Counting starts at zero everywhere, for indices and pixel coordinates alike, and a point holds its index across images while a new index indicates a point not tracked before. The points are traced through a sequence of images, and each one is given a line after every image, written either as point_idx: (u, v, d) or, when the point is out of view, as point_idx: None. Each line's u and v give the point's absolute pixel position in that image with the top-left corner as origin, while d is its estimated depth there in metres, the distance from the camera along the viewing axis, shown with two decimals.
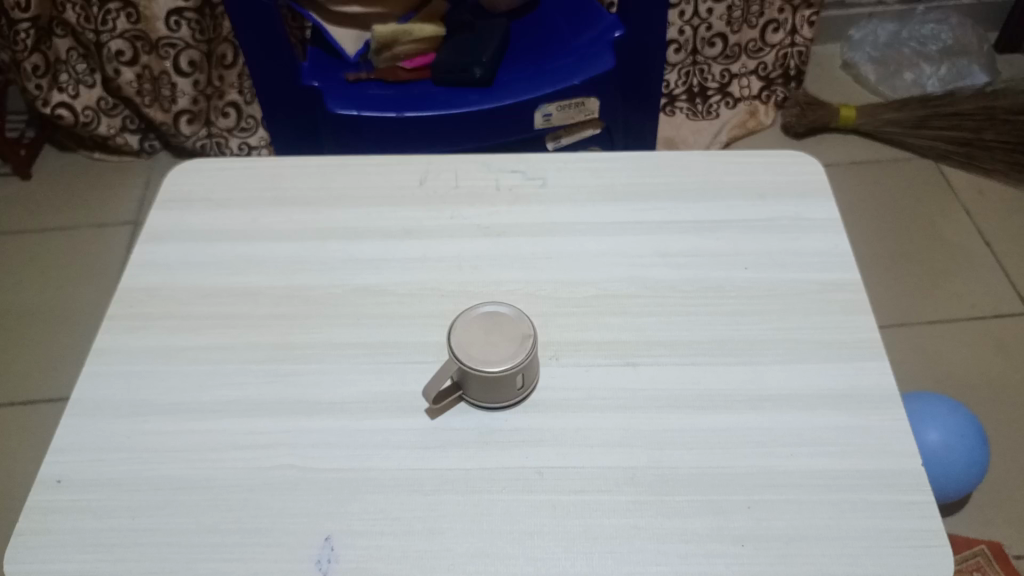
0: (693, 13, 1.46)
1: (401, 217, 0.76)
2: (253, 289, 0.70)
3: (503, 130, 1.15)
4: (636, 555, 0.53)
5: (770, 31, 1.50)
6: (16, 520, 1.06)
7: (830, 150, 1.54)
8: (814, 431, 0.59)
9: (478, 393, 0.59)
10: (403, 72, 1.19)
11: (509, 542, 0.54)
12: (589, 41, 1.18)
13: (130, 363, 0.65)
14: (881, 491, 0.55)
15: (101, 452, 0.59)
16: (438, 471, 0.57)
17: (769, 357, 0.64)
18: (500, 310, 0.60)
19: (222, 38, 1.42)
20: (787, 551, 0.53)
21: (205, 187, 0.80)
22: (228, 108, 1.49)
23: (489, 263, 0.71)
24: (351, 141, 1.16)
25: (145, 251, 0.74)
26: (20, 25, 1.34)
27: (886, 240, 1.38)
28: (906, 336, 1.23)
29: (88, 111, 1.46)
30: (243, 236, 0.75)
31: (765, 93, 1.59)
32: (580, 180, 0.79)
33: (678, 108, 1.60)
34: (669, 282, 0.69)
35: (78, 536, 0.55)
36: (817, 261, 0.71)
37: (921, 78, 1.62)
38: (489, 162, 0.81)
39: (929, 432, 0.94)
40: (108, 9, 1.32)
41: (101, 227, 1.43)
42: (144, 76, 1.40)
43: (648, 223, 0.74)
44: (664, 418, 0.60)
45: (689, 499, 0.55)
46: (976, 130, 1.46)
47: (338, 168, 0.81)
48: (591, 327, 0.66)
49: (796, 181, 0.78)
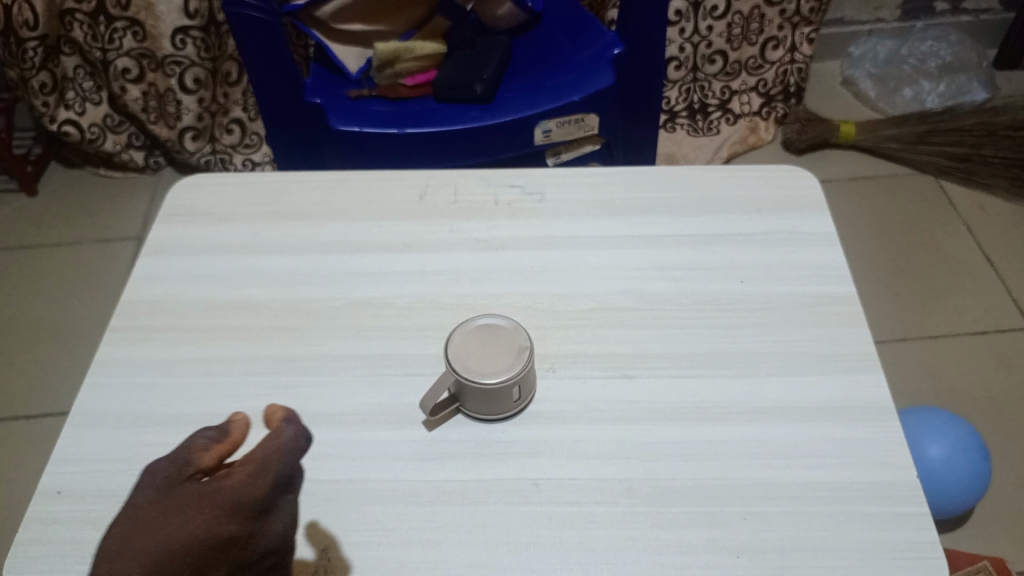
0: (693, 30, 1.48)
1: (401, 231, 0.77)
2: (253, 302, 0.71)
3: (503, 147, 1.16)
4: (632, 566, 0.53)
5: (769, 48, 1.53)
6: (22, 515, 1.08)
7: (829, 166, 1.55)
8: (810, 443, 0.59)
9: (475, 405, 0.60)
10: (404, 89, 1.20)
11: (504, 553, 0.54)
12: (590, 59, 1.20)
13: (132, 376, 0.65)
14: (876, 503, 0.55)
15: (102, 463, 0.60)
16: (436, 483, 0.58)
17: (765, 370, 0.64)
18: (495, 322, 0.60)
19: (227, 56, 1.44)
20: (782, 563, 0.53)
21: (207, 203, 0.81)
22: (232, 125, 1.51)
23: (488, 277, 0.72)
24: (353, 157, 1.17)
25: (147, 264, 0.75)
26: (27, 43, 1.35)
27: (884, 254, 1.38)
28: (905, 351, 1.24)
29: (94, 127, 1.47)
30: (244, 250, 0.76)
31: (765, 109, 1.60)
32: (578, 195, 0.80)
33: (679, 125, 1.60)
34: (666, 296, 0.70)
35: (75, 547, 0.55)
36: (814, 274, 0.71)
37: (921, 95, 1.63)
38: (488, 178, 0.82)
39: (929, 446, 0.94)
40: (114, 28, 1.35)
41: (106, 241, 1.45)
42: (150, 93, 1.43)
43: (645, 236, 0.75)
44: (661, 430, 0.60)
45: (685, 511, 0.56)
46: (976, 146, 1.46)
47: (340, 183, 0.82)
48: (589, 339, 0.66)
49: (791, 195, 0.79)
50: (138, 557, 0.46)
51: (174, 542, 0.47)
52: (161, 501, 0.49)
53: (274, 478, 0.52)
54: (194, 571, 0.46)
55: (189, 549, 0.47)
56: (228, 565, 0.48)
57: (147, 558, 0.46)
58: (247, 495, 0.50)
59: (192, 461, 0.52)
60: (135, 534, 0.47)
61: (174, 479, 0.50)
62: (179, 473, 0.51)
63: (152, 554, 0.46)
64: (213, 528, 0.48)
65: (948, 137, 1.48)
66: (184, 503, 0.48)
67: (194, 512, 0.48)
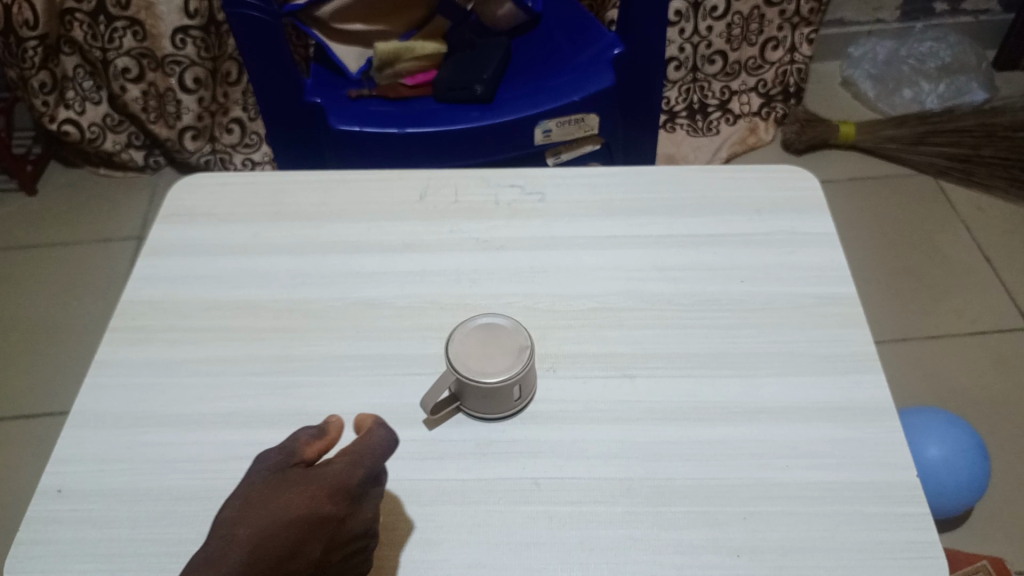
0: (693, 30, 1.48)
1: (401, 231, 0.77)
2: (253, 302, 0.71)
3: (503, 147, 1.16)
4: (632, 566, 0.53)
5: (769, 49, 1.53)
6: (20, 516, 1.08)
7: (828, 166, 1.55)
8: (809, 443, 0.59)
9: (475, 404, 0.60)
10: (404, 89, 1.20)
11: (505, 553, 0.54)
12: (590, 59, 1.20)
13: (132, 376, 0.65)
14: (874, 503, 0.55)
15: (103, 463, 0.60)
16: (436, 483, 0.58)
17: (765, 371, 0.64)
18: (496, 322, 0.60)
19: (228, 55, 1.44)
20: (781, 563, 0.53)
21: (207, 203, 0.81)
22: (231, 124, 1.51)
23: (488, 277, 0.72)
24: (352, 157, 1.17)
25: (147, 264, 0.75)
26: (27, 43, 1.35)
27: (884, 255, 1.38)
28: (904, 351, 1.24)
29: (94, 127, 1.47)
30: (244, 250, 0.76)
31: (765, 110, 1.60)
32: (578, 195, 0.80)
33: (679, 125, 1.60)
34: (666, 297, 0.70)
35: (76, 546, 0.55)
36: (814, 275, 0.71)
37: (920, 96, 1.63)
38: (488, 178, 0.82)
39: (928, 447, 0.94)
40: (114, 27, 1.35)
41: (107, 241, 1.45)
42: (150, 92, 1.43)
43: (645, 237, 0.75)
44: (661, 430, 0.60)
45: (686, 511, 0.56)
46: (975, 147, 1.47)
47: (340, 183, 0.82)
48: (589, 339, 0.66)
49: (791, 196, 0.79)
50: (243, 530, 0.45)
51: (280, 517, 0.46)
52: (269, 481, 0.48)
53: (372, 466, 0.51)
54: (293, 547, 0.45)
55: (289, 526, 0.46)
56: (323, 547, 0.47)
57: (252, 532, 0.45)
58: (347, 480, 0.49)
59: (295, 451, 0.51)
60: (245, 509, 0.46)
61: (278, 466, 0.50)
62: (283, 461, 0.50)
63: (258, 527, 0.45)
64: (314, 509, 0.47)
65: (947, 137, 1.49)
66: (288, 486, 0.48)
67: (297, 492, 0.48)
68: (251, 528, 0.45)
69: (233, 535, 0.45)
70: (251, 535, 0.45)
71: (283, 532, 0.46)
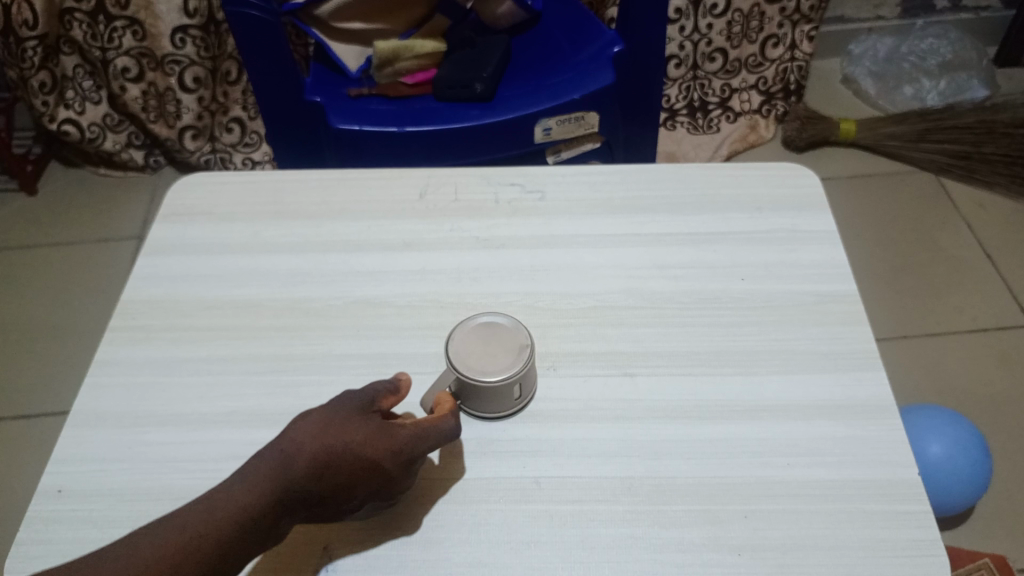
0: (693, 28, 1.48)
1: (401, 230, 0.77)
2: (253, 302, 0.71)
3: (503, 145, 1.16)
4: (634, 564, 0.53)
5: (769, 46, 1.53)
6: (21, 517, 1.08)
7: (829, 164, 1.55)
8: (811, 441, 0.59)
9: (475, 404, 0.60)
10: (404, 88, 1.20)
11: (505, 552, 0.54)
12: (589, 57, 1.19)
13: (132, 376, 0.65)
14: (875, 501, 0.55)
15: (103, 463, 0.60)
16: (436, 482, 0.57)
17: (766, 369, 0.64)
18: (497, 321, 0.60)
19: (227, 54, 1.44)
20: (783, 561, 0.53)
21: (207, 202, 0.80)
22: (231, 124, 1.51)
23: (488, 276, 0.72)
24: (352, 156, 1.17)
25: (147, 264, 0.75)
26: (27, 43, 1.34)
27: (885, 251, 1.38)
28: (906, 349, 1.24)
29: (94, 126, 1.47)
30: (244, 249, 0.76)
31: (765, 107, 1.60)
32: (578, 193, 0.80)
33: (679, 123, 1.60)
34: (666, 295, 0.70)
35: (76, 546, 0.55)
36: (814, 272, 0.71)
37: (921, 93, 1.63)
38: (489, 176, 0.82)
39: (930, 444, 0.94)
40: (114, 27, 1.35)
41: (106, 241, 1.45)
42: (150, 92, 1.43)
43: (645, 235, 0.75)
44: (661, 429, 0.60)
45: (686, 509, 0.55)
46: (976, 143, 1.46)
47: (340, 182, 0.82)
48: (589, 338, 0.66)
49: (791, 193, 0.79)
50: (313, 453, 0.48)
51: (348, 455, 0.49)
52: (354, 417, 0.51)
53: (435, 441, 0.53)
54: (339, 485, 0.49)
55: (350, 465, 0.49)
56: (364, 490, 0.50)
57: (323, 450, 0.48)
58: (411, 448, 0.52)
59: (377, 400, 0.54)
60: (324, 433, 0.49)
61: (364, 407, 0.52)
62: (364, 406, 0.53)
63: (326, 454, 0.48)
64: (378, 456, 0.50)
65: (947, 134, 1.48)
66: (369, 427, 0.51)
67: (369, 435, 0.50)
68: (323, 446, 0.48)
69: (306, 447, 0.48)
70: (321, 451, 0.48)
71: (346, 465, 0.49)
